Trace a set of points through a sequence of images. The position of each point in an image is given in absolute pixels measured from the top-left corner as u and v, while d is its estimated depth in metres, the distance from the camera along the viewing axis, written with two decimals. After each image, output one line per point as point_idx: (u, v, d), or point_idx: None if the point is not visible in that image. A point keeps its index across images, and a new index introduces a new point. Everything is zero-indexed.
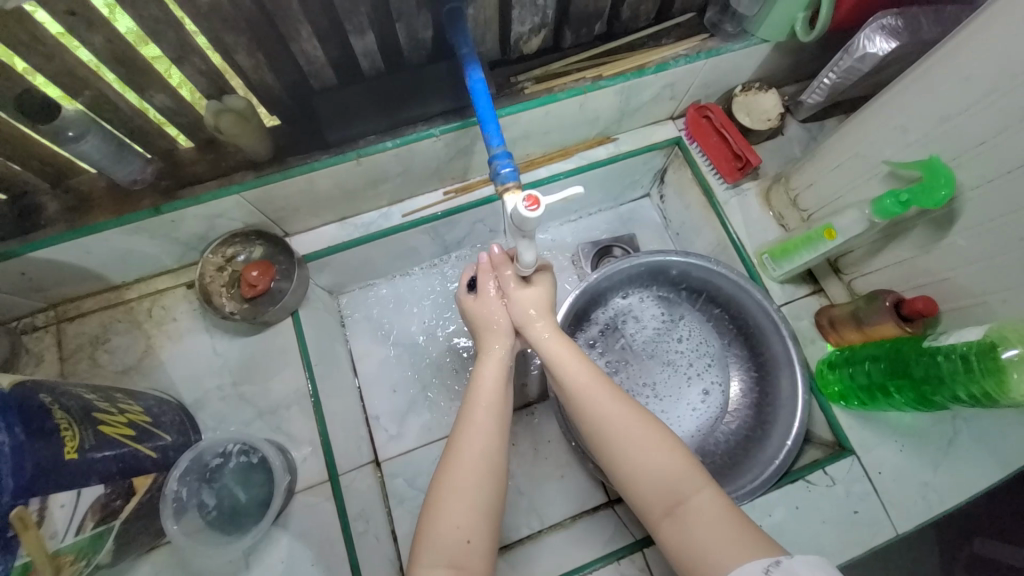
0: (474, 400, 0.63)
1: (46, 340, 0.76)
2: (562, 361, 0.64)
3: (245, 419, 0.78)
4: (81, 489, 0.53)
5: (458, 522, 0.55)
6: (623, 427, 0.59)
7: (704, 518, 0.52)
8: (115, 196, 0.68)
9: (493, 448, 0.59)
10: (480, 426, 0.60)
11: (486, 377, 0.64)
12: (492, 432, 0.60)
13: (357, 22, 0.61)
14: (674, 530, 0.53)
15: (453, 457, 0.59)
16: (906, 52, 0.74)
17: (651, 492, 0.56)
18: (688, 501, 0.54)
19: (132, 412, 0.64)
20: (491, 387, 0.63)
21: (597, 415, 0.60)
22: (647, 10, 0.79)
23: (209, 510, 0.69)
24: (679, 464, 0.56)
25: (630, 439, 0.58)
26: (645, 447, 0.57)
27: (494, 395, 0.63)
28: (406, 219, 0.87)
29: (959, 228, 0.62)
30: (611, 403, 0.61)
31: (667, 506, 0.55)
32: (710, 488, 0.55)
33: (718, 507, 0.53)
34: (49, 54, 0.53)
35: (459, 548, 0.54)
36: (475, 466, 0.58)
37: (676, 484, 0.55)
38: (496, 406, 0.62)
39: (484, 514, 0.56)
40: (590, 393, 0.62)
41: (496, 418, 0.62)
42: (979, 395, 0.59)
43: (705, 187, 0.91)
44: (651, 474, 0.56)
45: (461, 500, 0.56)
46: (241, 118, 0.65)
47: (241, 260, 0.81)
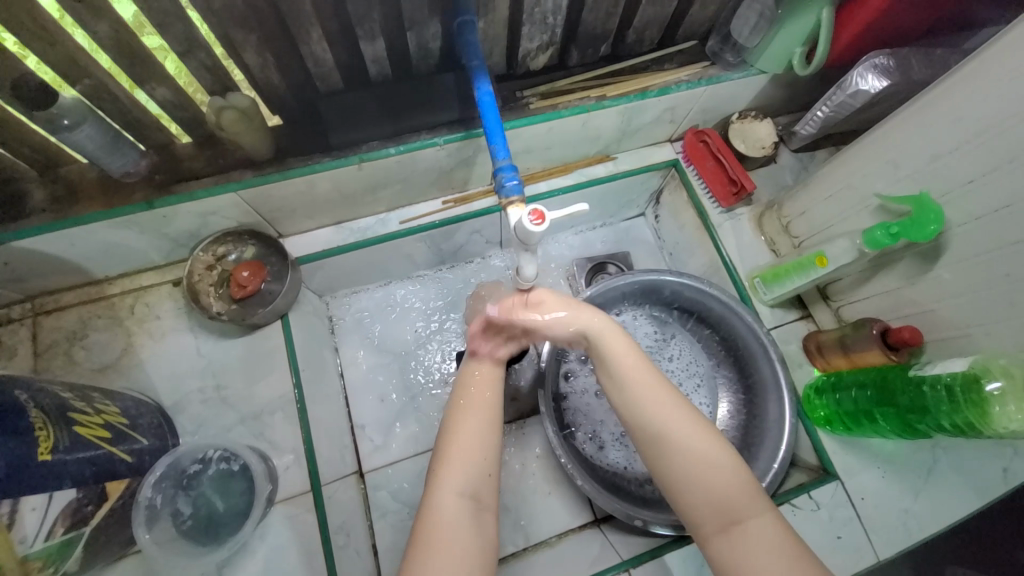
0: (466, 413, 0.61)
1: (19, 333, 0.73)
2: (619, 358, 0.62)
3: (226, 424, 0.76)
4: (53, 492, 0.50)
5: (482, 454, 0.58)
6: (681, 438, 0.56)
7: (762, 543, 0.50)
8: (106, 188, 0.66)
9: (485, 458, 0.58)
10: (477, 429, 0.60)
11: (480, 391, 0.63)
12: (484, 440, 0.59)
13: (368, 28, 0.61)
14: (727, 548, 0.52)
15: (451, 464, 0.57)
16: (896, 91, 0.77)
17: (707, 508, 0.53)
18: (747, 523, 0.52)
19: (108, 413, 0.61)
20: (484, 400, 0.62)
21: (653, 420, 0.58)
22: (652, 35, 0.81)
23: (184, 519, 0.66)
24: (739, 482, 0.54)
25: (688, 450, 0.55)
26: (705, 461, 0.55)
27: (484, 405, 0.62)
28: (403, 226, 0.86)
29: (945, 262, 0.64)
30: (670, 409, 0.58)
31: (723, 524, 0.53)
32: (769, 512, 0.53)
33: (777, 531, 0.51)
34: (50, 38, 0.51)
35: (482, 480, 0.57)
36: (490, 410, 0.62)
37: (735, 504, 0.53)
38: (493, 409, 0.62)
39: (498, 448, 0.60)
40: (647, 397, 0.59)
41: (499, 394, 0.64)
42: (962, 425, 0.60)
43: (700, 210, 0.93)
44: (709, 489, 0.54)
45: (457, 517, 0.54)
46: (244, 116, 0.64)
47: (231, 259, 0.79)
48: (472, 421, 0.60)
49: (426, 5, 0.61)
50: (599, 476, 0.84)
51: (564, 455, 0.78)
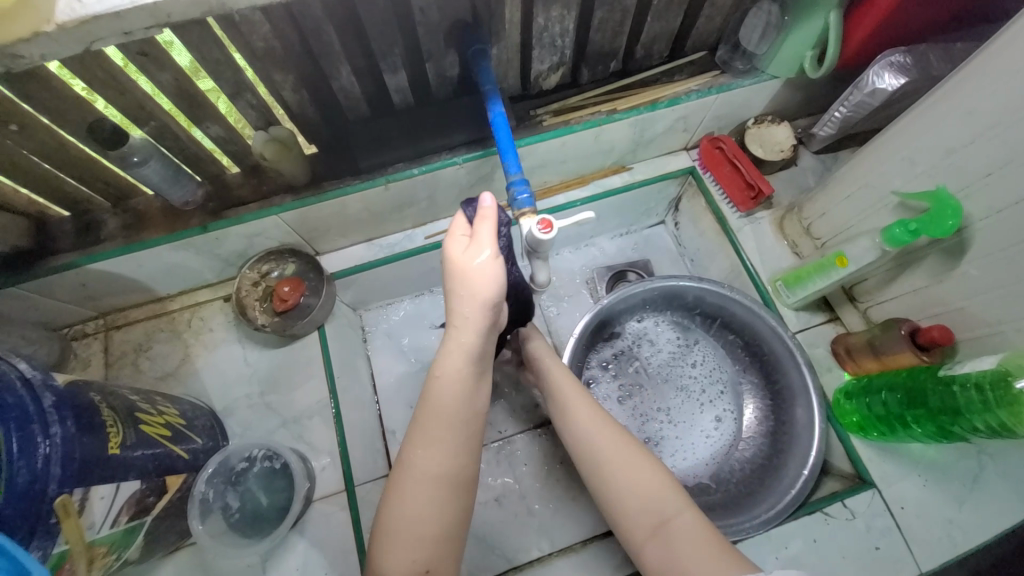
0: (442, 383, 0.55)
1: (95, 346, 0.82)
2: (553, 383, 0.70)
3: (269, 428, 0.82)
4: (120, 483, 0.56)
5: (413, 554, 0.51)
6: (611, 450, 0.61)
7: (686, 540, 0.52)
8: (168, 215, 0.74)
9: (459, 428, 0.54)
10: (417, 513, 0.52)
11: (461, 348, 0.56)
12: (461, 408, 0.55)
13: (391, 62, 0.68)
14: (657, 552, 0.53)
15: (384, 547, 0.51)
16: (916, 87, 0.76)
17: (636, 513, 0.56)
18: (671, 521, 0.54)
19: (169, 415, 0.69)
20: (466, 360, 0.55)
21: (585, 436, 0.63)
22: (661, 49, 0.84)
23: (232, 513, 0.73)
24: (665, 485, 0.57)
25: (616, 460, 0.60)
26: (632, 466, 0.59)
27: (467, 365, 0.55)
28: (428, 241, 0.91)
29: (971, 257, 0.62)
30: (598, 428, 0.63)
31: (652, 527, 0.55)
32: (693, 511, 0.55)
33: (701, 530, 0.53)
34: (123, 89, 0.60)
35: None
36: (430, 485, 0.52)
37: (660, 504, 0.56)
38: (435, 486, 0.52)
39: (438, 537, 0.52)
40: (579, 416, 0.65)
41: (445, 464, 0.53)
42: (996, 426, 0.58)
43: (719, 216, 0.93)
44: (636, 494, 0.57)
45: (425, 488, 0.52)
46: (284, 147, 0.71)
47: (274, 276, 0.86)
48: (454, 389, 0.55)
49: (442, 38, 0.67)
50: None
51: None
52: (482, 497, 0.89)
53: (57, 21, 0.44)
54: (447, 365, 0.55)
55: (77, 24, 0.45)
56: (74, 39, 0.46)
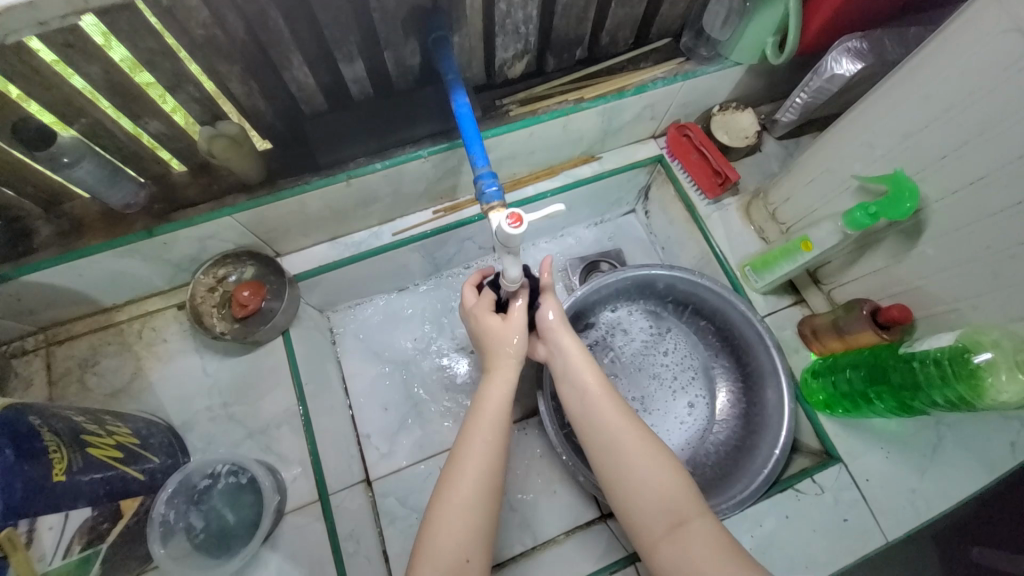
0: (480, 423, 0.63)
1: (35, 363, 0.76)
2: (578, 374, 0.69)
3: (235, 440, 0.78)
4: (69, 512, 0.52)
5: (459, 538, 0.56)
6: (632, 450, 0.62)
7: (702, 541, 0.56)
8: (108, 220, 0.69)
9: (497, 460, 0.61)
10: (467, 503, 0.58)
11: (497, 399, 0.65)
12: (498, 443, 0.62)
13: (347, 50, 0.64)
14: (672, 551, 0.56)
15: (437, 524, 0.57)
16: (872, 72, 0.77)
17: (655, 512, 0.59)
18: (689, 523, 0.57)
19: (120, 434, 0.64)
20: (502, 405, 0.64)
21: (610, 432, 0.64)
22: (626, 36, 0.83)
23: (196, 533, 0.68)
24: (682, 488, 0.60)
25: (637, 459, 0.62)
26: (653, 466, 0.61)
27: (502, 411, 0.64)
28: (396, 238, 0.88)
29: (927, 238, 0.65)
30: (624, 426, 0.64)
31: (670, 526, 0.58)
32: (708, 514, 0.58)
33: (716, 533, 0.56)
34: (46, 83, 0.54)
35: (457, 566, 0.55)
36: (480, 484, 0.59)
37: (680, 506, 0.58)
38: (481, 485, 0.59)
39: (479, 530, 0.57)
40: (607, 411, 0.65)
41: (492, 470, 0.60)
42: (955, 400, 0.60)
43: (688, 204, 0.94)
44: (655, 494, 0.59)
45: (463, 512, 0.57)
46: (234, 143, 0.66)
47: (231, 280, 0.81)
48: (496, 412, 0.64)
49: (400, 26, 0.64)
50: None
51: (565, 451, 0.80)
52: None
53: None
54: (485, 409, 0.64)
55: None
56: None
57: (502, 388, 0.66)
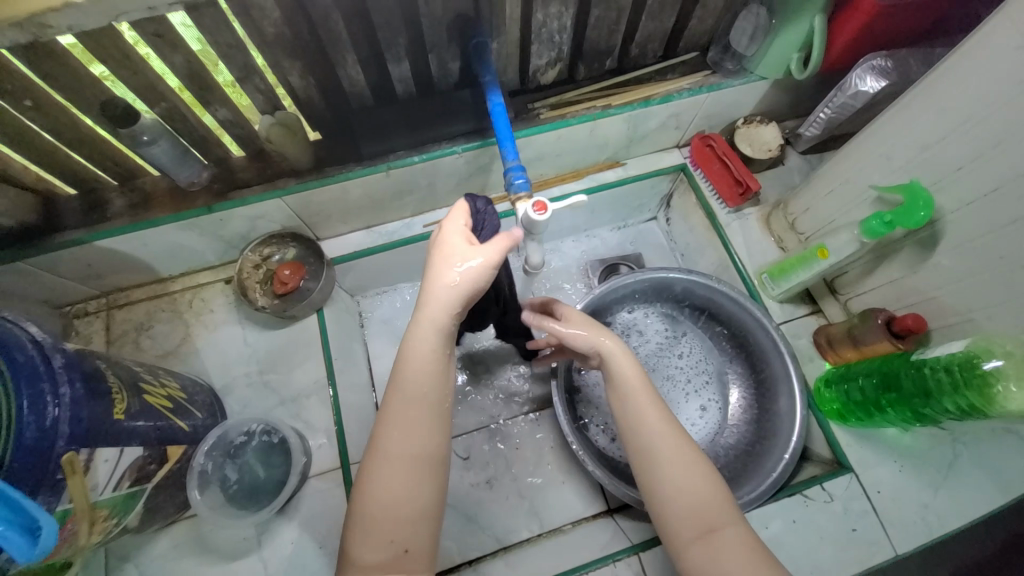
0: (402, 402, 0.56)
1: (96, 324, 0.84)
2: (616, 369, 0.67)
3: (267, 406, 0.84)
4: (123, 448, 0.58)
5: (389, 531, 0.54)
6: (667, 452, 0.61)
7: (736, 551, 0.55)
8: (174, 195, 0.76)
9: (428, 441, 0.56)
10: (394, 493, 0.54)
11: (419, 369, 0.57)
12: (426, 423, 0.56)
13: (395, 51, 0.70)
14: (701, 555, 0.56)
15: (365, 518, 0.54)
16: (895, 90, 0.79)
17: (687, 517, 0.58)
18: (722, 530, 0.57)
19: (170, 388, 0.71)
20: (427, 372, 0.57)
21: (644, 433, 0.63)
22: (655, 48, 0.87)
23: (230, 484, 0.75)
24: (718, 494, 0.59)
25: (675, 461, 0.60)
26: (689, 470, 0.60)
27: (430, 383, 0.57)
28: (426, 229, 0.94)
29: (942, 249, 0.66)
30: (658, 427, 0.63)
31: (701, 531, 0.57)
32: (743, 522, 0.58)
33: (749, 542, 0.56)
34: (136, 69, 0.62)
35: (394, 555, 0.53)
36: (405, 468, 0.55)
37: (713, 513, 0.58)
38: (409, 468, 0.55)
39: (412, 518, 0.54)
40: (642, 412, 0.64)
41: (418, 449, 0.56)
42: (966, 407, 0.61)
43: (708, 211, 0.97)
44: (691, 497, 0.59)
45: (393, 504, 0.54)
46: (289, 131, 0.73)
47: (275, 259, 0.88)
48: (419, 383, 0.56)
49: (445, 31, 0.70)
50: (611, 466, 0.87)
51: (576, 441, 0.82)
52: (472, 480, 0.91)
53: None
54: (409, 382, 0.56)
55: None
56: (100, 11, 0.49)
57: (424, 355, 0.57)
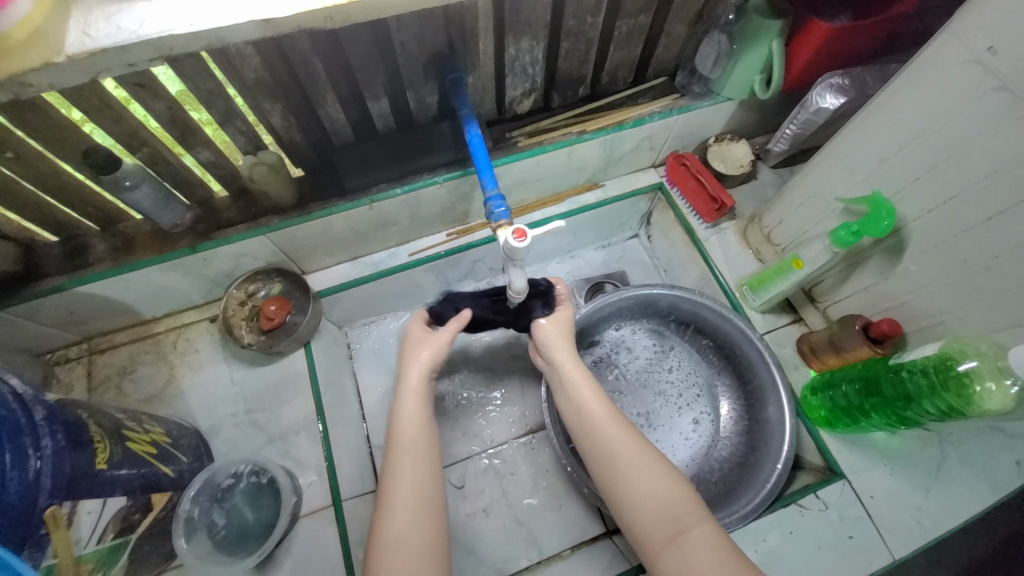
0: (399, 451, 0.65)
1: (78, 370, 0.83)
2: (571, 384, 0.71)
3: (255, 445, 0.83)
4: (107, 499, 0.57)
5: (402, 570, 0.57)
6: (627, 460, 0.64)
7: (703, 550, 0.56)
8: (156, 238, 0.76)
9: (426, 479, 0.63)
10: (405, 530, 0.59)
11: (410, 420, 0.68)
12: (421, 466, 0.64)
13: (374, 90, 0.73)
14: (674, 559, 0.57)
15: (380, 556, 0.58)
16: (854, 106, 0.84)
17: (655, 522, 0.59)
18: (690, 531, 0.58)
19: (154, 433, 0.69)
20: (416, 420, 0.68)
21: (608, 444, 0.65)
22: (625, 75, 0.91)
23: (218, 530, 0.73)
24: (681, 495, 0.60)
25: (638, 467, 0.63)
26: (652, 473, 0.62)
27: (420, 432, 0.67)
28: (412, 258, 0.95)
29: (909, 255, 0.69)
30: (620, 437, 0.65)
31: (670, 534, 0.58)
32: (708, 522, 0.59)
33: (716, 541, 0.57)
34: (118, 118, 0.63)
35: None
36: (412, 508, 0.61)
37: (679, 515, 0.59)
38: (416, 507, 0.61)
39: (422, 556, 0.58)
40: (602, 423, 0.67)
41: (419, 490, 0.62)
42: (947, 409, 0.62)
43: (687, 227, 0.99)
44: (655, 501, 0.60)
45: (403, 540, 0.59)
46: (272, 170, 0.74)
47: (260, 295, 0.88)
48: (413, 432, 0.67)
49: (421, 68, 0.73)
50: None
51: (570, 463, 0.82)
52: (468, 509, 0.89)
53: (67, 53, 0.48)
54: (402, 433, 0.67)
55: (85, 55, 0.49)
56: (81, 68, 0.50)
57: (411, 410, 0.68)
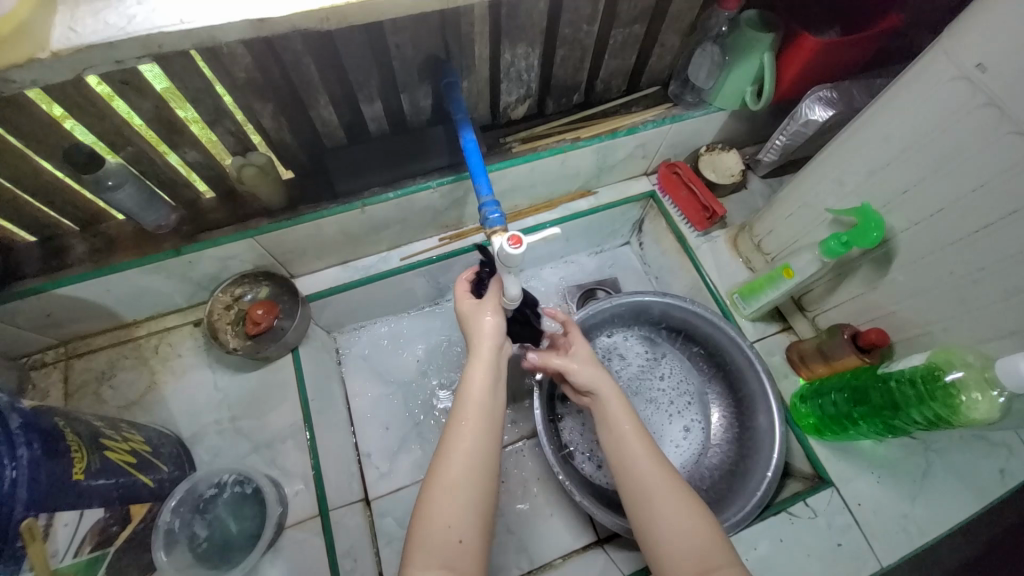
0: (465, 411, 0.62)
1: (54, 375, 0.80)
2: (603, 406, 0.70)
3: (240, 453, 0.81)
4: (84, 510, 0.54)
5: (451, 520, 0.56)
6: (661, 492, 0.62)
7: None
8: (139, 239, 0.74)
9: (487, 444, 0.61)
10: (461, 479, 0.58)
11: (482, 377, 0.65)
12: (484, 429, 0.62)
13: (367, 92, 0.72)
14: None
15: (430, 500, 0.58)
16: (843, 118, 0.85)
17: (682, 557, 0.57)
18: (718, 572, 0.55)
19: (134, 441, 0.67)
20: (488, 381, 0.65)
21: (639, 473, 0.64)
22: (619, 83, 0.91)
23: (199, 542, 0.71)
24: (710, 535, 0.58)
25: (669, 500, 0.61)
26: (683, 509, 0.60)
27: (485, 398, 0.63)
28: (403, 262, 0.94)
29: (897, 266, 0.70)
30: (651, 467, 0.64)
31: (698, 573, 0.56)
32: (739, 565, 0.56)
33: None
34: (102, 115, 0.61)
35: (451, 548, 0.55)
36: (468, 464, 0.59)
37: (710, 554, 0.57)
38: (473, 467, 0.59)
39: (472, 511, 0.58)
40: (635, 451, 0.65)
41: (481, 448, 0.61)
42: (933, 418, 0.63)
43: (679, 235, 1.00)
44: (683, 537, 0.58)
45: (453, 495, 0.57)
46: (261, 172, 0.73)
47: (247, 299, 0.86)
48: (482, 390, 0.64)
49: (417, 72, 0.72)
50: (598, 494, 0.86)
51: (562, 472, 0.81)
52: None
53: (52, 49, 0.47)
54: (467, 394, 0.63)
55: (70, 52, 0.47)
56: (66, 66, 0.48)
57: (482, 373, 0.65)
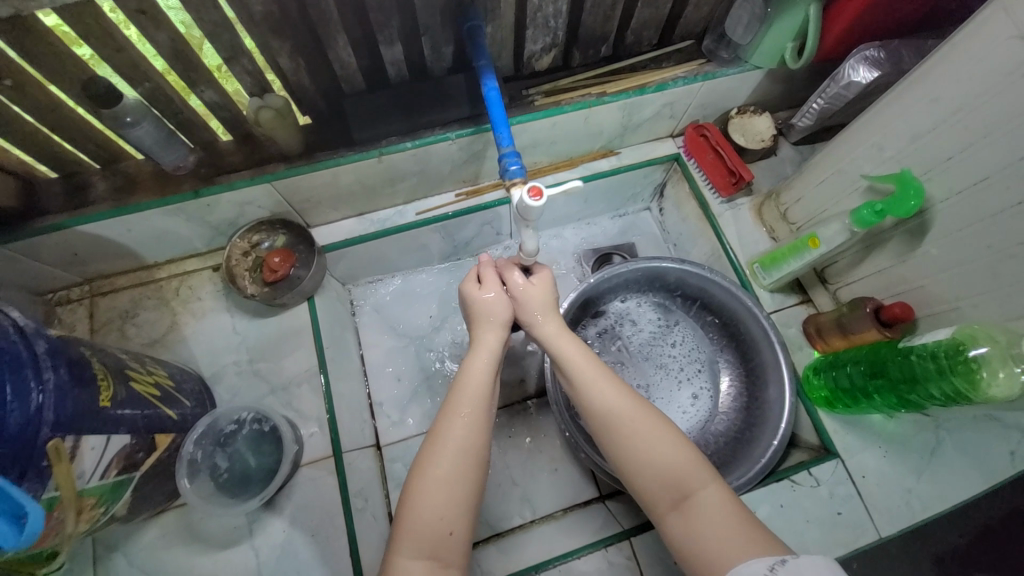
0: (460, 398, 0.64)
1: (80, 311, 0.82)
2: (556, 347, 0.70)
3: (257, 395, 0.83)
4: (110, 436, 0.57)
5: (441, 513, 0.57)
6: (630, 425, 0.62)
7: (710, 512, 0.56)
8: (159, 179, 0.74)
9: (480, 435, 0.62)
10: (448, 472, 0.59)
11: (478, 370, 0.66)
12: (478, 420, 0.63)
13: (388, 34, 0.69)
14: (678, 522, 0.57)
15: (416, 489, 0.59)
16: (889, 81, 0.80)
17: (659, 486, 0.59)
18: (695, 495, 0.58)
19: (158, 376, 0.70)
20: (482, 378, 0.65)
21: (608, 411, 0.64)
22: (650, 36, 0.86)
23: (221, 473, 0.74)
24: (686, 458, 0.60)
25: (642, 432, 0.62)
26: (655, 437, 0.61)
27: (483, 386, 0.65)
28: (419, 217, 0.93)
29: (932, 238, 0.67)
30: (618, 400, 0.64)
31: (674, 498, 0.58)
32: (714, 483, 0.58)
33: (723, 503, 0.57)
34: (118, 47, 0.59)
35: (441, 538, 0.57)
36: (454, 456, 0.60)
37: (683, 480, 0.59)
38: (464, 462, 0.60)
39: (461, 502, 0.59)
40: (597, 391, 0.65)
41: (468, 444, 0.61)
42: (952, 393, 0.62)
43: (702, 201, 0.97)
44: (659, 465, 0.60)
45: (444, 485, 0.59)
46: (279, 115, 0.71)
47: (264, 247, 0.87)
48: (477, 384, 0.65)
49: (438, 14, 0.69)
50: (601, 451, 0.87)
51: (569, 430, 0.82)
52: None
53: None
54: (468, 382, 0.65)
55: None
56: None
57: (481, 366, 0.66)
